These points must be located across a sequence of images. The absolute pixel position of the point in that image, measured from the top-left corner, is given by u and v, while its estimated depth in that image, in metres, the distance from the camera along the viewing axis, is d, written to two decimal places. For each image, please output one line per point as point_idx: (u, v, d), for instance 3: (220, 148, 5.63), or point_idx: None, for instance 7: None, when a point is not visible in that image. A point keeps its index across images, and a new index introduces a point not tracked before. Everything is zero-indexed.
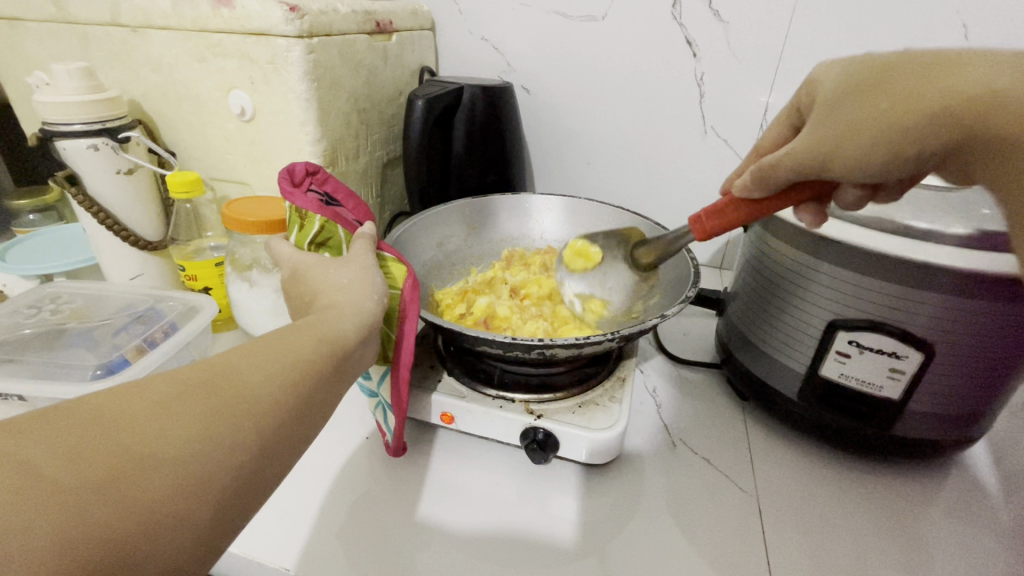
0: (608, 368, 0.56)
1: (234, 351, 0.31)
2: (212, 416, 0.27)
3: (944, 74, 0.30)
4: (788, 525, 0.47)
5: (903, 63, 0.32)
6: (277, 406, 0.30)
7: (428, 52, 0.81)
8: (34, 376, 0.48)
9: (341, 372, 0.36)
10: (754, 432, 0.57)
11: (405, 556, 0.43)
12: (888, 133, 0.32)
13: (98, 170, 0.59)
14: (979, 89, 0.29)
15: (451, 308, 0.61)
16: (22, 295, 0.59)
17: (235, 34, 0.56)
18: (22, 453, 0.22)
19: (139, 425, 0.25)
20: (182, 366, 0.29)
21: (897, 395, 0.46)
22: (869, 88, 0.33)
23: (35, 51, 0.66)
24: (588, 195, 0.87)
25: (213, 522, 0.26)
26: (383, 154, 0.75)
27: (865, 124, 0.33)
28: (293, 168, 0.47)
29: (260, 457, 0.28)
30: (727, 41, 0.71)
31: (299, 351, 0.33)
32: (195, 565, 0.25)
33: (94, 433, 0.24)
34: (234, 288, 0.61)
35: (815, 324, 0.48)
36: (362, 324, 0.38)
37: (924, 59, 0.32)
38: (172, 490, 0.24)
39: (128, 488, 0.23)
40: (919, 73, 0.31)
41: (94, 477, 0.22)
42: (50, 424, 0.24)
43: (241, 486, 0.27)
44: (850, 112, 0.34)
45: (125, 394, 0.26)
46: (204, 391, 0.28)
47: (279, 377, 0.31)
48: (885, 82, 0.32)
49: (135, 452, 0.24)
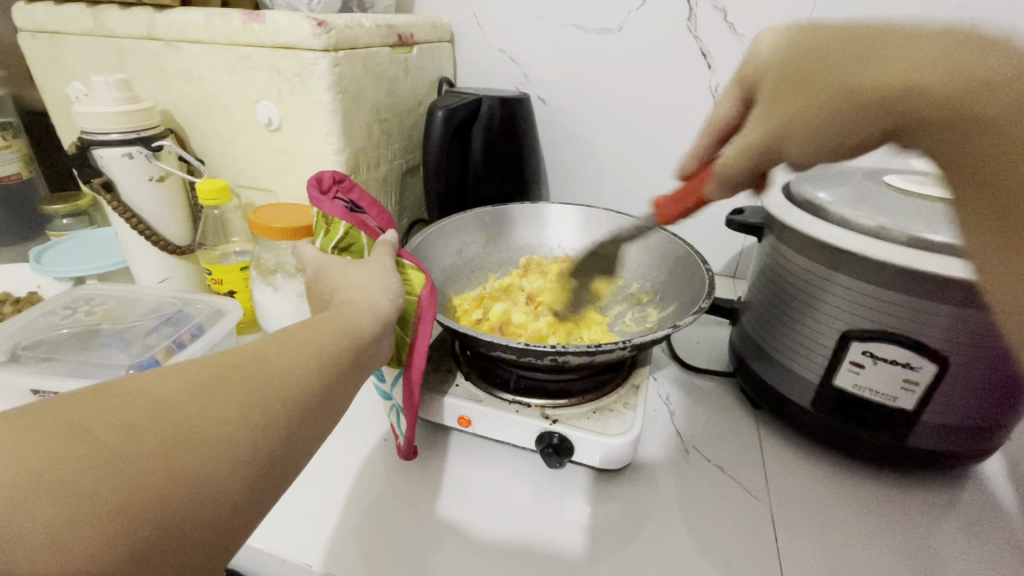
0: (623, 375, 0.57)
1: (264, 341, 0.33)
2: (246, 399, 0.28)
3: (862, 58, 0.28)
4: (803, 533, 0.47)
5: (840, 42, 0.30)
6: (303, 393, 0.31)
7: (447, 63, 0.83)
8: (69, 375, 0.50)
9: (359, 364, 0.37)
10: (767, 440, 0.57)
11: (422, 556, 0.44)
12: (813, 126, 0.31)
13: (131, 177, 0.62)
14: (883, 80, 0.27)
15: (467, 313, 0.63)
16: (58, 296, 0.62)
17: (264, 48, 0.58)
18: (80, 424, 0.24)
19: (181, 404, 0.26)
20: (217, 352, 0.30)
21: (912, 406, 0.46)
22: (808, 68, 0.32)
23: (74, 63, 0.69)
24: (602, 204, 0.88)
25: (249, 498, 0.27)
26: (403, 163, 0.77)
27: (799, 116, 0.32)
28: (321, 175, 0.49)
29: (287, 441, 0.29)
30: (742, 52, 0.72)
31: (322, 344, 0.35)
32: (233, 537, 0.27)
33: (141, 409, 0.25)
34: (258, 292, 0.63)
35: (829, 331, 0.49)
36: (378, 323, 0.40)
37: (854, 35, 0.30)
38: (214, 465, 0.26)
39: (172, 461, 0.24)
40: (841, 55, 0.30)
41: (143, 449, 0.24)
42: (101, 398, 0.25)
43: (271, 466, 0.28)
44: (798, 91, 0.33)
45: (168, 374, 0.28)
46: (238, 376, 0.29)
47: (306, 366, 0.33)
48: (817, 65, 0.31)
49: (180, 428, 0.25)
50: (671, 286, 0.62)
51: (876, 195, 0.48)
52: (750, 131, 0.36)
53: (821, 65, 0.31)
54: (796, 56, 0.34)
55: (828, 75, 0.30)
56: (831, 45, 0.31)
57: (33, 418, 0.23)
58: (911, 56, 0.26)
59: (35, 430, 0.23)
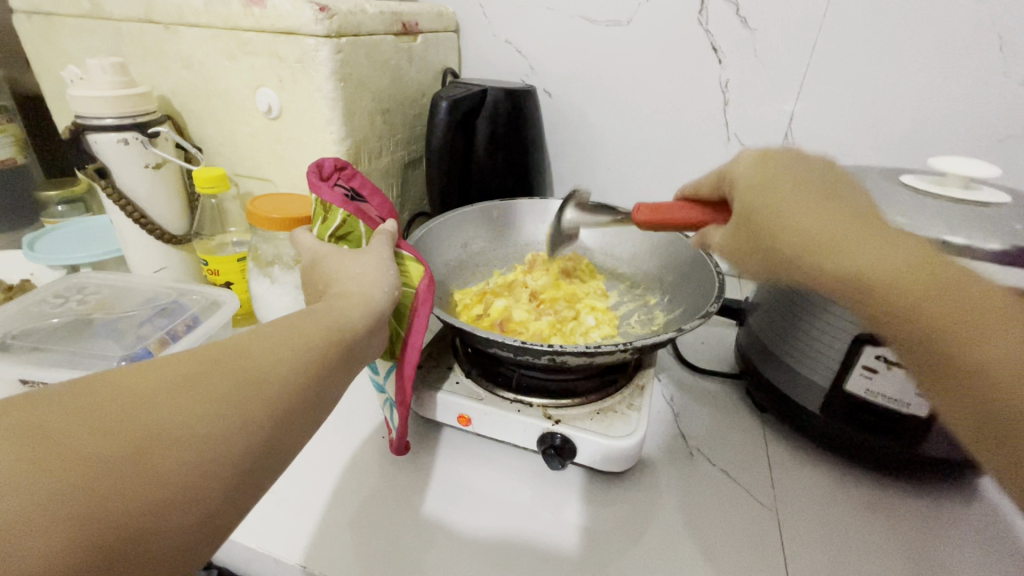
0: (627, 376, 0.56)
1: (249, 333, 0.32)
2: (224, 396, 0.27)
3: (789, 226, 0.34)
4: (811, 541, 0.46)
5: (789, 200, 0.35)
6: (288, 389, 0.30)
7: (452, 54, 0.82)
8: (59, 365, 0.49)
9: (349, 358, 0.35)
10: (773, 445, 0.56)
11: (417, 555, 0.42)
12: (767, 252, 0.36)
13: (127, 164, 0.60)
14: (861, 272, 0.31)
15: (468, 308, 0.61)
16: (50, 285, 0.60)
17: (265, 33, 0.57)
18: (44, 425, 0.22)
19: (155, 403, 0.25)
20: (194, 347, 0.29)
21: (925, 413, 0.45)
22: (750, 213, 0.37)
23: (70, 46, 0.68)
24: (607, 199, 0.87)
25: (226, 500, 0.26)
26: (405, 154, 0.76)
27: (756, 252, 0.37)
28: (322, 162, 0.48)
29: (271, 439, 0.28)
30: (754, 48, 0.70)
31: (308, 338, 0.33)
32: (211, 540, 0.25)
33: (111, 409, 0.24)
34: (256, 283, 0.61)
35: (840, 335, 0.47)
36: (370, 315, 0.38)
37: (795, 200, 0.35)
38: (187, 467, 0.24)
39: (144, 464, 0.23)
40: (777, 211, 0.35)
41: (114, 451, 0.23)
42: (71, 398, 0.24)
43: (250, 466, 0.27)
44: (750, 223, 0.37)
45: (145, 370, 0.26)
46: (216, 372, 0.28)
47: (289, 361, 0.31)
48: (763, 209, 0.36)
49: (154, 429, 0.24)
50: (680, 288, 0.61)
51: (894, 194, 0.47)
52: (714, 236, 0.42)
53: (775, 202, 0.36)
54: (763, 180, 0.38)
55: (761, 221, 0.36)
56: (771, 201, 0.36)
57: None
58: (869, 267, 0.31)
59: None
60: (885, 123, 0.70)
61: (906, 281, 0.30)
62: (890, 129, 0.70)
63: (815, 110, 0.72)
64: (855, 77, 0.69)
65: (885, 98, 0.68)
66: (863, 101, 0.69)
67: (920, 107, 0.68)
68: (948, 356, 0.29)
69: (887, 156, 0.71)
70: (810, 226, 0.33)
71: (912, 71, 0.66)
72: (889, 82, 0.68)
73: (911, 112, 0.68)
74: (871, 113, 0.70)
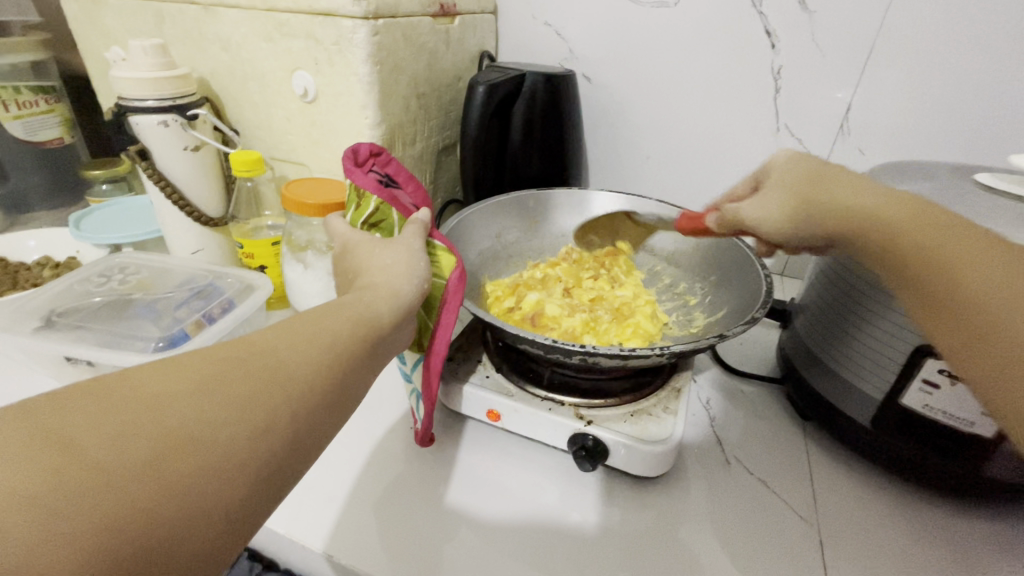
0: (663, 378, 0.54)
1: (271, 328, 0.31)
2: (249, 398, 0.26)
3: (830, 185, 0.37)
4: (856, 561, 0.43)
5: (821, 171, 0.39)
6: (310, 391, 0.29)
7: (489, 36, 0.79)
8: (100, 345, 0.50)
9: (376, 355, 0.34)
10: (815, 456, 0.54)
11: (443, 550, 0.42)
12: (793, 220, 0.39)
13: (166, 145, 0.61)
14: (870, 207, 0.34)
15: (499, 301, 0.60)
16: (93, 264, 0.62)
17: (303, 14, 0.56)
18: (65, 432, 0.22)
19: (183, 406, 0.24)
20: (218, 345, 0.28)
21: (992, 434, 0.41)
22: (806, 177, 0.39)
23: (113, 26, 0.68)
24: (644, 190, 0.84)
25: (246, 507, 0.25)
26: (438, 140, 0.74)
27: (784, 213, 0.39)
28: (358, 147, 0.47)
29: (292, 442, 0.27)
30: (811, 30, 0.66)
31: (336, 334, 0.32)
32: (230, 547, 0.25)
33: (136, 412, 0.23)
34: (289, 268, 0.61)
35: (901, 347, 0.44)
36: (400, 307, 0.37)
37: (837, 172, 0.38)
38: (211, 474, 0.24)
39: (164, 474, 0.23)
40: (831, 184, 0.37)
41: (131, 459, 0.22)
42: (91, 402, 0.23)
43: (272, 469, 0.26)
44: (786, 192, 0.40)
45: (167, 371, 0.25)
46: (241, 373, 0.27)
47: (316, 359, 0.30)
48: (817, 176, 0.39)
49: (175, 437, 0.23)
50: (723, 290, 0.59)
51: (965, 194, 0.43)
52: (747, 206, 0.43)
53: (812, 181, 0.38)
54: (804, 167, 0.40)
55: (808, 195, 0.38)
56: (819, 168, 0.39)
57: (18, 423, 0.21)
58: (881, 203, 0.34)
59: (18, 441, 0.21)
60: (953, 111, 0.64)
61: (915, 225, 0.32)
62: (959, 119, 0.64)
63: (874, 98, 0.67)
64: (923, 62, 0.63)
65: (957, 85, 0.63)
66: (930, 88, 0.64)
67: (994, 95, 0.62)
68: (945, 285, 0.30)
69: (954, 150, 0.66)
70: (848, 181, 0.37)
71: (990, 55, 0.60)
72: (962, 68, 0.62)
73: (984, 101, 0.63)
74: (937, 102, 0.65)
